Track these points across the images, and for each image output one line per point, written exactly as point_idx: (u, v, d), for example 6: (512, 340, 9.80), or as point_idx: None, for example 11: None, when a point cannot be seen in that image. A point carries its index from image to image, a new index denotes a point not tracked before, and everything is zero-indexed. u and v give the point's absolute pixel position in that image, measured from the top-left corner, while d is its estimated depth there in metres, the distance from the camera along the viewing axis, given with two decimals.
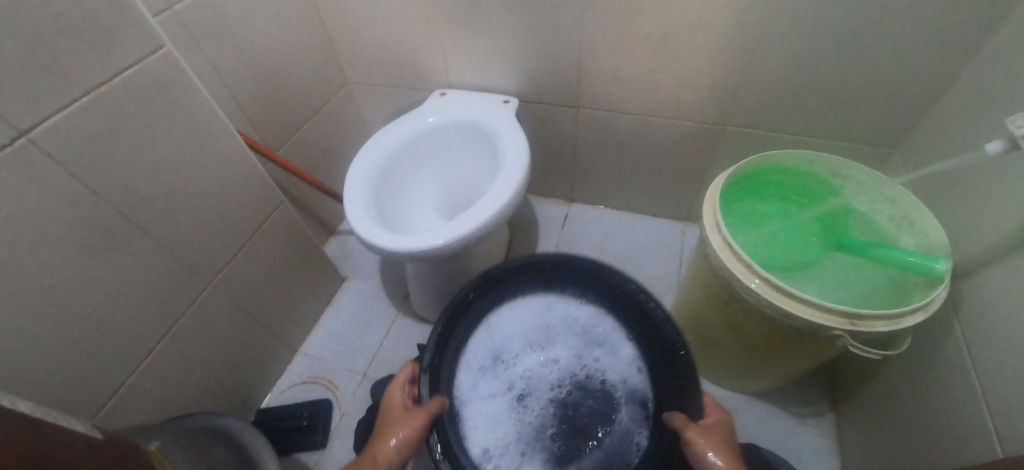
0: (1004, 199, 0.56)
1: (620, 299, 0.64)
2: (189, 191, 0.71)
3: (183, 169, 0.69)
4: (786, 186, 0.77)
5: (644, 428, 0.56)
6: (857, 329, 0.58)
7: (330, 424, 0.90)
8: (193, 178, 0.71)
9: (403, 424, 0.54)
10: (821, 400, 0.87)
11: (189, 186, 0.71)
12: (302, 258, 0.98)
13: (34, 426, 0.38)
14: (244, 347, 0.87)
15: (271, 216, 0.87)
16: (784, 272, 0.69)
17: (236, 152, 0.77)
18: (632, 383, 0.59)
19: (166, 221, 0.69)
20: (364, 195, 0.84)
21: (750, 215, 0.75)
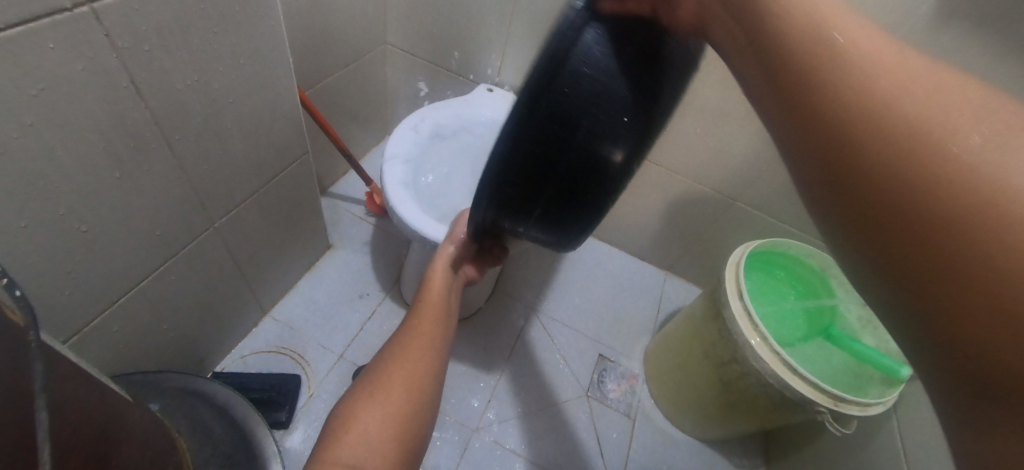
0: None
1: None
2: (231, 119, 0.61)
3: (234, 90, 0.59)
4: (794, 272, 0.87)
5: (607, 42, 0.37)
6: (838, 410, 0.68)
7: (295, 404, 0.81)
8: (239, 105, 0.61)
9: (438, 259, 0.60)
10: (757, 455, 0.98)
11: (231, 113, 0.60)
12: (301, 216, 0.88)
13: (92, 383, 0.31)
14: (217, 300, 0.76)
15: (292, 165, 0.78)
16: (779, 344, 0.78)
17: (287, 89, 0.67)
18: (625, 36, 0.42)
19: (196, 145, 0.58)
20: (404, 171, 0.81)
21: (759, 288, 0.84)
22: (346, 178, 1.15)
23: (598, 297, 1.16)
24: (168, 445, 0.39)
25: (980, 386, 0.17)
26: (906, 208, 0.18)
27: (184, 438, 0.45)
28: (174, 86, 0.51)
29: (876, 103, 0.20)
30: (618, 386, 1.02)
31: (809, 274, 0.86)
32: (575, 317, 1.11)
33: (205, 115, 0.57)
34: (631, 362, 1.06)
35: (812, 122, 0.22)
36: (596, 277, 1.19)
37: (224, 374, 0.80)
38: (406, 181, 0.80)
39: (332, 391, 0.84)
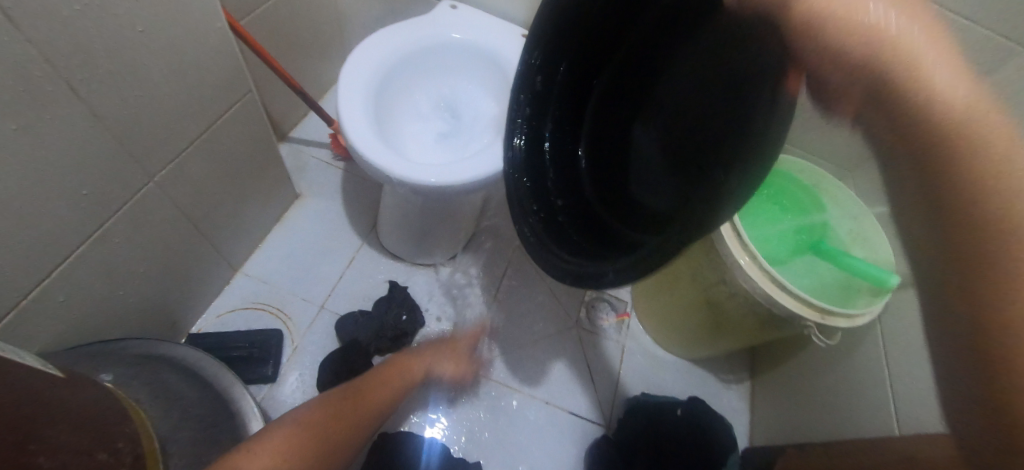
0: None
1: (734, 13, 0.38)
2: (148, 54, 0.52)
3: (144, 19, 0.50)
4: (786, 193, 0.84)
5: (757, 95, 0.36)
6: (826, 323, 0.67)
7: (281, 358, 0.79)
8: (155, 39, 0.52)
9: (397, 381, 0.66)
10: (743, 369, 1.01)
11: (146, 48, 0.51)
12: (258, 165, 0.81)
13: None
14: (179, 261, 0.71)
15: (235, 106, 0.70)
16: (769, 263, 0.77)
17: (212, 17, 0.58)
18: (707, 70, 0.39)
19: (109, 88, 0.50)
20: (365, 105, 0.73)
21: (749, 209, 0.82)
22: (307, 121, 1.06)
23: None
24: (116, 418, 0.38)
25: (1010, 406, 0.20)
26: (971, 250, 0.20)
27: (144, 418, 0.42)
28: (63, 15, 0.42)
29: (966, 130, 0.21)
30: (608, 317, 1.01)
31: (800, 193, 0.84)
32: None
33: (112, 49, 0.48)
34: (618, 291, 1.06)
35: (921, 159, 0.22)
36: None
37: (201, 336, 0.77)
38: (367, 115, 0.72)
39: (317, 342, 0.82)
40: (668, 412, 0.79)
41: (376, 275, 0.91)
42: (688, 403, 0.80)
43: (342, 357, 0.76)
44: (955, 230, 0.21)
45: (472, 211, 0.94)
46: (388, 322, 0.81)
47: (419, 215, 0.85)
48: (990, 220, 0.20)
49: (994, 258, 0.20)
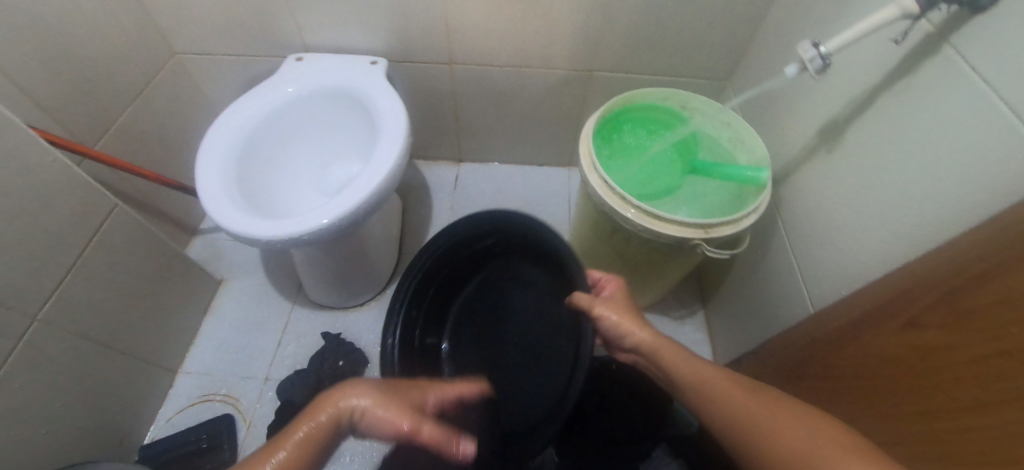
0: (813, 110, 0.68)
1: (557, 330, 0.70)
2: None
3: None
4: (654, 129, 0.84)
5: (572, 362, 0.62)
6: (712, 237, 0.68)
7: (237, 440, 0.82)
8: None
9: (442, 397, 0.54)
10: (693, 301, 1.01)
11: None
12: (159, 269, 0.83)
13: None
14: (107, 384, 0.74)
15: (105, 223, 0.72)
16: (644, 193, 0.76)
17: (41, 156, 0.61)
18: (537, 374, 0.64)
19: None
20: (227, 181, 0.74)
21: (621, 151, 0.81)
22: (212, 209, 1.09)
23: None
24: None
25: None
26: (740, 428, 0.43)
27: None
28: None
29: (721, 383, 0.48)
30: None
31: (667, 126, 0.84)
32: None
33: None
34: None
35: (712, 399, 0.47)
36: (499, 201, 1.17)
37: (153, 443, 0.79)
38: (229, 189, 0.73)
39: (269, 413, 0.85)
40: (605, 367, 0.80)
41: (311, 332, 0.94)
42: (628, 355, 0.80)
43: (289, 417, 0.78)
44: (726, 417, 0.45)
45: (382, 241, 0.96)
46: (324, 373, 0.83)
47: (326, 264, 0.87)
48: (721, 391, 0.47)
49: (746, 425, 0.43)
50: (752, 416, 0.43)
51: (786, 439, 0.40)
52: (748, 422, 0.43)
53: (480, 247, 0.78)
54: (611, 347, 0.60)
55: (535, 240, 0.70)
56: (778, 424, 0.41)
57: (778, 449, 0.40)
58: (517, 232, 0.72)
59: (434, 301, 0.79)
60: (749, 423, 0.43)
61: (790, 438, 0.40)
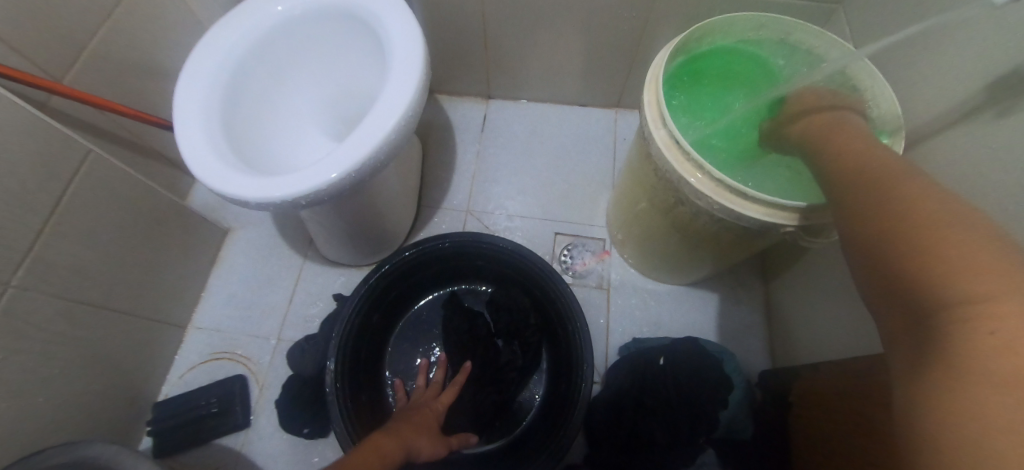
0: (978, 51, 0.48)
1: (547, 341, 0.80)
2: None
3: None
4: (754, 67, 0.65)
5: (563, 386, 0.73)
6: (812, 223, 0.53)
7: (250, 402, 0.78)
8: None
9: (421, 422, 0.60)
10: (754, 277, 0.86)
11: None
12: (153, 220, 0.75)
13: None
14: (110, 345, 0.70)
15: (78, 173, 0.62)
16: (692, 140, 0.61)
17: None
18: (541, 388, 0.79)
19: None
20: (211, 130, 0.61)
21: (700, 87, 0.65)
22: None
23: (541, 169, 0.99)
24: None
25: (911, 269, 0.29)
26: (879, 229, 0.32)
27: None
28: None
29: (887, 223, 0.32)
30: (585, 260, 0.90)
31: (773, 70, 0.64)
32: (519, 203, 0.96)
33: None
34: (591, 229, 0.93)
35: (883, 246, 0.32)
36: (532, 147, 1.01)
37: (166, 401, 0.77)
38: (210, 136, 0.61)
39: (282, 376, 0.80)
40: (650, 363, 0.69)
41: (323, 291, 0.86)
42: (675, 353, 0.69)
43: (300, 391, 0.74)
44: (887, 210, 0.33)
45: (398, 195, 0.84)
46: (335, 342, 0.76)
47: (337, 223, 0.77)
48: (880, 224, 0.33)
49: (893, 217, 0.32)
50: (919, 210, 0.30)
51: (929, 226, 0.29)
52: (909, 209, 0.31)
53: (455, 257, 0.79)
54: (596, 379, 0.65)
55: (526, 271, 0.74)
56: (937, 215, 0.29)
57: (911, 232, 0.30)
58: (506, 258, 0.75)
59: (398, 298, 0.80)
60: (917, 207, 0.31)
61: (924, 232, 0.29)
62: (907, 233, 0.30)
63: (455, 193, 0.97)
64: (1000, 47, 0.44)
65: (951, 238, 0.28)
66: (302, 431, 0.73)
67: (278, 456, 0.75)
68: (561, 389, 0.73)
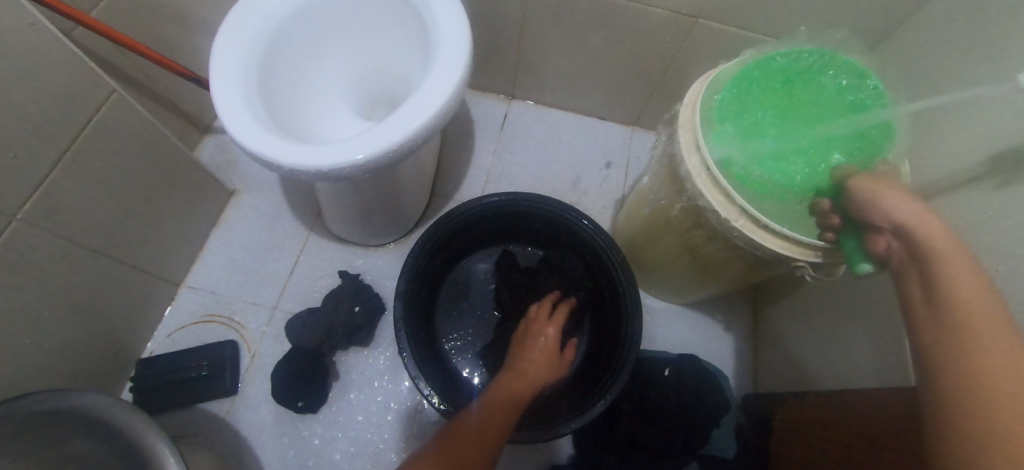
0: (979, 128, 0.53)
1: (589, 307, 0.82)
2: None
3: None
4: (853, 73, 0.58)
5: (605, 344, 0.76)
6: (823, 262, 0.56)
7: (239, 369, 0.77)
8: None
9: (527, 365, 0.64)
10: (744, 305, 0.90)
11: None
12: (164, 171, 0.73)
13: None
14: (101, 293, 0.67)
15: (101, 111, 0.60)
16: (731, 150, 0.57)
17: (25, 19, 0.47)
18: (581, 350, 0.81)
19: None
20: (248, 88, 0.60)
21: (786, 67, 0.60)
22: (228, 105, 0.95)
23: (555, 174, 1.01)
24: None
25: (953, 391, 0.26)
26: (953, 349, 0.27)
27: None
28: None
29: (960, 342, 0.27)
30: None
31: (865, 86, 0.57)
32: None
33: None
34: None
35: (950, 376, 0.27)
36: (549, 153, 1.03)
37: (151, 359, 0.74)
38: (247, 95, 0.60)
39: (275, 346, 0.79)
40: (654, 372, 0.73)
41: (327, 267, 0.85)
42: (686, 357, 0.74)
43: (296, 365, 0.73)
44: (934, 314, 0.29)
45: (416, 181, 0.83)
46: (336, 320, 0.75)
47: (353, 200, 0.76)
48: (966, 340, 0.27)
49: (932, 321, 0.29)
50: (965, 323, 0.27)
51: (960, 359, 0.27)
52: (947, 290, 0.29)
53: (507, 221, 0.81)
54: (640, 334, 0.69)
55: (576, 237, 0.77)
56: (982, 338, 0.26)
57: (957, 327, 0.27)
58: (556, 222, 0.78)
59: (450, 254, 0.81)
60: (969, 309, 0.27)
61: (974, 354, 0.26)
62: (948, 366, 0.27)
63: (468, 187, 0.98)
64: (1006, 126, 0.49)
65: (990, 345, 0.26)
66: (295, 404, 0.72)
67: (262, 427, 0.73)
68: (604, 348, 0.76)
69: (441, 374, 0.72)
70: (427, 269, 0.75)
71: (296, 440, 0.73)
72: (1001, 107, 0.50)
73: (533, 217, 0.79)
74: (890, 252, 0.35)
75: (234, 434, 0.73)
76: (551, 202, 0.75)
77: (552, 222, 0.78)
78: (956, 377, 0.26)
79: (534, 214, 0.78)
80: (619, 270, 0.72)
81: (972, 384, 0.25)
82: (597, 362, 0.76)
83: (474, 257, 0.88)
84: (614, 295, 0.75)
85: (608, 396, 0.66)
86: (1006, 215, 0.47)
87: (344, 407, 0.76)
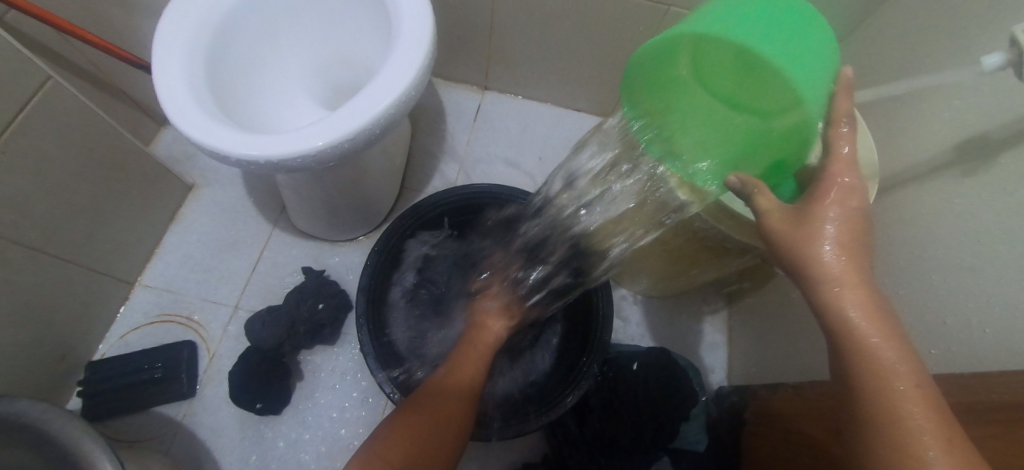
0: (940, 115, 0.53)
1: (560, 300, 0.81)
2: None
3: None
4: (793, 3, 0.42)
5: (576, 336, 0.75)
6: None
7: (197, 371, 0.74)
8: None
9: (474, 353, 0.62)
10: (719, 298, 0.90)
11: None
12: (111, 165, 0.69)
13: None
14: (43, 294, 0.63)
15: (34, 100, 0.56)
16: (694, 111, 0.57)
17: None
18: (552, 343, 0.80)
19: None
20: (193, 74, 0.57)
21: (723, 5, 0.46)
22: None
23: (528, 167, 0.99)
24: None
25: (872, 429, 0.29)
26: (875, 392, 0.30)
27: None
28: None
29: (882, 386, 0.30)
30: None
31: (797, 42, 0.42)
32: None
33: None
34: None
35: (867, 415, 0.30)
36: (523, 145, 1.01)
37: (102, 362, 0.71)
38: (191, 79, 0.56)
39: (236, 346, 0.76)
40: (623, 367, 0.71)
41: (291, 263, 0.82)
42: (659, 350, 0.73)
43: (256, 365, 0.70)
44: (855, 369, 0.31)
45: (383, 174, 0.80)
46: (298, 318, 0.72)
47: (314, 194, 0.73)
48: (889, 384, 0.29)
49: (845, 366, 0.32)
50: (884, 374, 0.30)
51: (879, 411, 0.29)
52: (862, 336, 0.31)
53: (472, 213, 0.79)
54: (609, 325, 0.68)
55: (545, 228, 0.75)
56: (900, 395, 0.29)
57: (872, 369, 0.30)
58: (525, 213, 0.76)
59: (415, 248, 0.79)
60: (882, 357, 0.30)
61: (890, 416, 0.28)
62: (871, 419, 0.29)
63: (439, 180, 0.95)
64: (969, 113, 0.48)
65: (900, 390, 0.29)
66: (255, 406, 0.70)
67: (221, 431, 0.70)
68: (575, 341, 0.75)
69: (406, 371, 0.70)
70: (391, 264, 0.73)
71: (257, 443, 0.70)
72: (966, 92, 0.49)
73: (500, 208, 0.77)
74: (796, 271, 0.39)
75: (191, 438, 0.70)
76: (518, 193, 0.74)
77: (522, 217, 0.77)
78: (877, 418, 0.29)
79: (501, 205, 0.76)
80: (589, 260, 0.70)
81: (887, 428, 0.28)
82: (568, 355, 0.75)
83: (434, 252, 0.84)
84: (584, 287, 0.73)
85: (577, 390, 0.64)
86: (968, 202, 0.46)
87: (308, 408, 0.73)
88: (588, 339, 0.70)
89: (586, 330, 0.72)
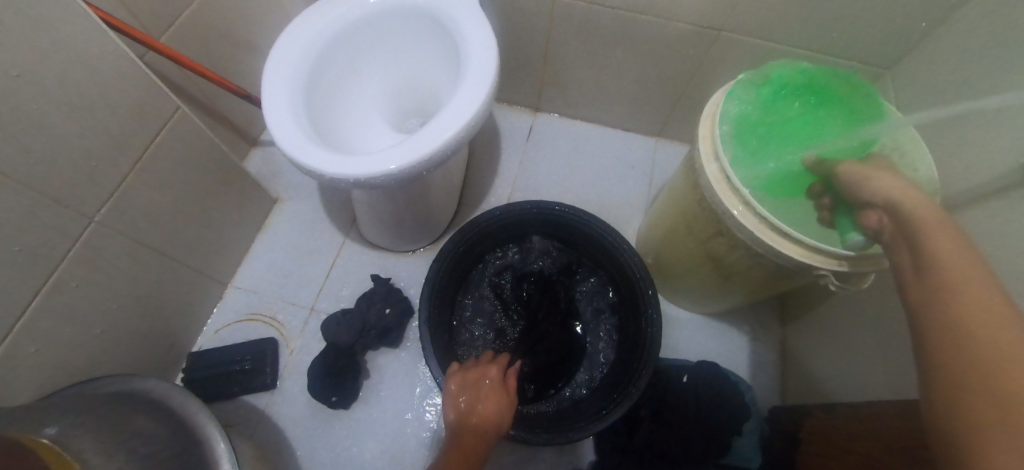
0: (1002, 136, 0.53)
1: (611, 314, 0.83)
2: (54, 107, 0.51)
3: (39, 73, 0.48)
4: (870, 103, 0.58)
5: (626, 350, 0.77)
6: (846, 270, 0.56)
7: (278, 365, 0.82)
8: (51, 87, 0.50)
9: (488, 397, 0.62)
10: (771, 316, 0.89)
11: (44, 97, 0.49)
12: (218, 180, 0.79)
13: None
14: (160, 290, 0.74)
15: (166, 126, 0.66)
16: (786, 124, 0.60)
17: (112, 48, 0.54)
18: (601, 354, 0.82)
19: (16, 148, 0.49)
20: (294, 104, 0.66)
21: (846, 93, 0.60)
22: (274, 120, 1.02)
23: (579, 185, 1.03)
24: None
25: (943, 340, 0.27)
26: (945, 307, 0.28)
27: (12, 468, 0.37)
28: None
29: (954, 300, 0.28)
30: None
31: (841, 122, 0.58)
32: None
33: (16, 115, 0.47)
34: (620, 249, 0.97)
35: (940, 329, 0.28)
36: (573, 164, 1.05)
37: (201, 353, 0.80)
38: (294, 110, 0.65)
39: (313, 344, 0.83)
40: (673, 380, 0.73)
41: (361, 271, 0.90)
42: (710, 365, 0.74)
43: (332, 361, 0.77)
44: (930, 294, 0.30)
45: (445, 190, 0.87)
46: (368, 320, 0.79)
47: (386, 208, 0.80)
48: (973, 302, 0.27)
49: (955, 305, 0.28)
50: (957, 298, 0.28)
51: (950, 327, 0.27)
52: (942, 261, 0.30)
53: (525, 229, 0.84)
54: (658, 337, 0.70)
55: (598, 242, 0.79)
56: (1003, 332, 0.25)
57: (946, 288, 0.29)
58: (578, 228, 0.80)
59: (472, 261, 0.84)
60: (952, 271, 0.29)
61: (988, 348, 0.25)
62: (934, 286, 0.30)
63: (494, 197, 1.01)
64: None
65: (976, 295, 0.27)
66: (329, 399, 0.77)
67: (297, 421, 0.78)
68: (626, 355, 0.77)
69: None
70: (449, 274, 0.78)
71: (328, 435, 0.77)
72: None
73: (553, 223, 0.81)
74: (880, 227, 0.39)
75: (271, 426, 0.77)
76: (570, 208, 0.78)
77: (589, 238, 0.80)
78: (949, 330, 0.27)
79: (553, 221, 0.80)
80: (640, 275, 0.73)
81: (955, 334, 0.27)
82: (618, 368, 0.77)
83: (482, 271, 0.87)
84: (636, 301, 0.76)
85: (627, 401, 0.66)
86: None
87: (373, 405, 0.79)
88: (639, 352, 0.72)
89: (636, 344, 0.74)
